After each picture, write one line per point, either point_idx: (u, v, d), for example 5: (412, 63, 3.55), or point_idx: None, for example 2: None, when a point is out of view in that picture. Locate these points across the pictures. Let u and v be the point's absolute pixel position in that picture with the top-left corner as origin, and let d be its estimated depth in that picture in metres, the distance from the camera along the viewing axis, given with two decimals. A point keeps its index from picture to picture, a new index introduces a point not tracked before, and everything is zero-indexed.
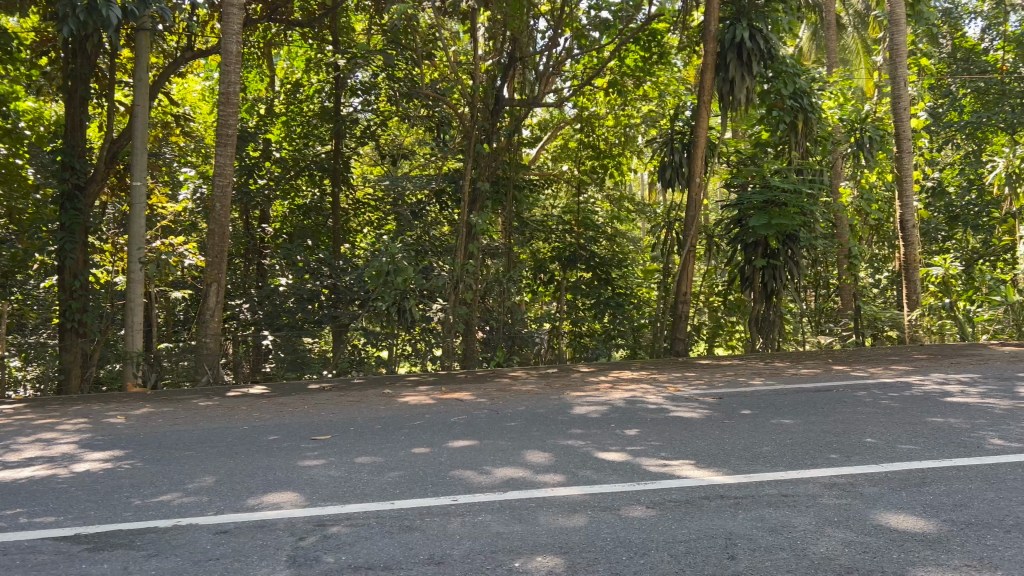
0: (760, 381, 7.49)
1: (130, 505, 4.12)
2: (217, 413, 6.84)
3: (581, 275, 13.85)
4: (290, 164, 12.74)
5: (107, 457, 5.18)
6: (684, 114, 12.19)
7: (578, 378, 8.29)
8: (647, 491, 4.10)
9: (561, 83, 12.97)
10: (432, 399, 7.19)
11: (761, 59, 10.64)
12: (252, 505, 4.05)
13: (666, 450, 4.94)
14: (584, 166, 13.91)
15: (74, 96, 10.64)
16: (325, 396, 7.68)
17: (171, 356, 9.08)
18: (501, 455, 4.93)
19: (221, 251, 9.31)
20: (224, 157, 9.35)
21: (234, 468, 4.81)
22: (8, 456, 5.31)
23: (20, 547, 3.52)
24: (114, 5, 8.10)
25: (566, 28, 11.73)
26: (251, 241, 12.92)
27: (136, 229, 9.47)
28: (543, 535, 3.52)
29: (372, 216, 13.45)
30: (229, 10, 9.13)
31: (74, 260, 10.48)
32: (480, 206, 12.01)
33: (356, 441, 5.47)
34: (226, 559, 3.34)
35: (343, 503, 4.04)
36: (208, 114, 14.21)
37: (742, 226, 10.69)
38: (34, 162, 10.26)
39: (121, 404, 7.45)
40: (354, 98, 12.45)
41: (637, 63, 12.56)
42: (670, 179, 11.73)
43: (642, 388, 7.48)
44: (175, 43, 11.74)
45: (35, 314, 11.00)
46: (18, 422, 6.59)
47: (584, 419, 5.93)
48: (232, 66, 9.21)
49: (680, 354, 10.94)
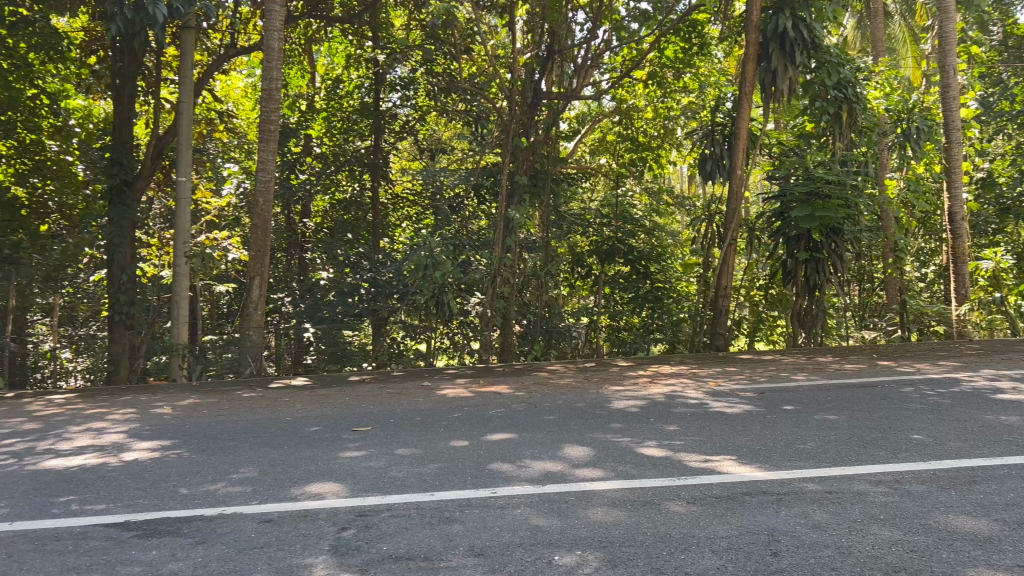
0: (803, 377, 7.39)
1: (178, 493, 4.21)
2: (261, 404, 6.97)
3: (620, 269, 13.65)
4: (331, 159, 12.81)
5: (155, 446, 5.30)
6: (725, 105, 11.97)
7: (616, 373, 8.25)
8: (688, 486, 4.07)
9: (599, 75, 12.83)
10: (471, 393, 7.24)
11: (804, 48, 10.39)
12: (295, 495, 4.12)
13: (706, 445, 4.91)
14: (623, 158, 13.90)
15: (122, 93, 10.98)
16: (365, 388, 7.78)
17: (216, 348, 9.34)
18: (540, 448, 4.94)
19: (264, 245, 9.42)
20: (267, 152, 9.47)
21: (276, 459, 4.89)
22: (61, 444, 5.48)
23: (71, 533, 3.63)
24: (160, 3, 8.21)
25: (605, 20, 11.70)
26: (293, 236, 12.83)
27: (182, 223, 9.62)
28: (582, 528, 3.52)
29: (411, 210, 13.36)
30: (271, 7, 9.19)
31: (122, 255, 10.72)
32: (517, 201, 12.04)
33: (396, 433, 5.52)
34: (270, 547, 3.40)
35: (384, 494, 4.08)
36: (251, 111, 14.49)
37: (783, 218, 10.50)
38: (83, 159, 11.01)
39: (168, 395, 7.63)
40: (393, 93, 12.67)
41: (677, 54, 12.50)
42: (711, 172, 11.63)
43: (682, 382, 7.43)
44: (219, 41, 11.98)
45: (86, 307, 11.03)
46: (70, 412, 6.78)
47: (623, 414, 5.92)
48: (274, 62, 9.30)
49: (722, 349, 10.88)
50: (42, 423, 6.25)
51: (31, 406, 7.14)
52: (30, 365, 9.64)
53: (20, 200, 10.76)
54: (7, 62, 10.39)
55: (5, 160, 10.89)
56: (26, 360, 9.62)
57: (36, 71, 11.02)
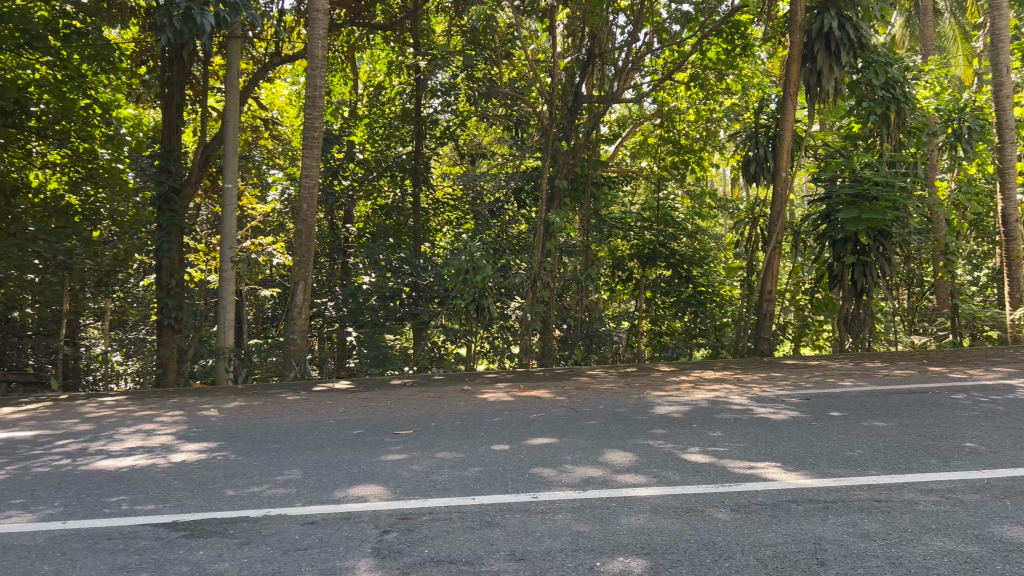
0: (850, 382, 7.25)
1: (224, 495, 4.28)
2: (305, 407, 7.06)
3: (661, 272, 13.53)
4: (373, 165, 13.04)
5: (202, 448, 5.40)
6: (768, 107, 11.83)
7: (658, 378, 8.18)
8: (732, 493, 4.01)
9: (640, 78, 12.75)
10: (512, 397, 7.24)
11: (851, 48, 10.13)
12: (338, 497, 4.15)
13: (751, 452, 4.83)
14: (664, 161, 13.70)
15: (171, 102, 11.28)
16: (407, 392, 7.84)
17: (261, 351, 9.48)
18: (581, 454, 4.92)
19: (307, 250, 9.55)
20: (311, 159, 9.58)
21: (320, 462, 4.95)
22: (112, 445, 5.61)
23: (122, 532, 3.71)
24: (208, 13, 8.38)
25: (646, 23, 11.61)
26: (336, 240, 13.05)
27: (229, 229, 9.83)
28: (624, 535, 3.49)
29: (451, 215, 13.52)
30: (315, 17, 9.34)
31: (170, 260, 11.05)
32: (557, 204, 11.78)
33: (437, 437, 5.55)
34: (313, 549, 3.43)
35: (426, 497, 4.10)
36: (295, 118, 14.75)
37: (830, 222, 10.27)
38: (133, 167, 11.24)
39: (215, 397, 7.78)
40: (435, 99, 12.68)
41: (720, 56, 12.40)
42: (754, 174, 11.44)
43: (726, 388, 7.33)
44: (264, 50, 12.15)
45: (135, 311, 11.32)
46: (120, 414, 6.94)
47: (665, 419, 5.87)
48: (318, 70, 9.44)
49: (765, 354, 10.74)
50: (93, 425, 6.40)
51: (84, 408, 7.34)
52: (83, 368, 9.95)
53: (73, 208, 10.88)
54: (61, 73, 10.69)
55: (59, 169, 11.28)
56: (79, 363, 9.92)
57: (89, 82, 11.29)
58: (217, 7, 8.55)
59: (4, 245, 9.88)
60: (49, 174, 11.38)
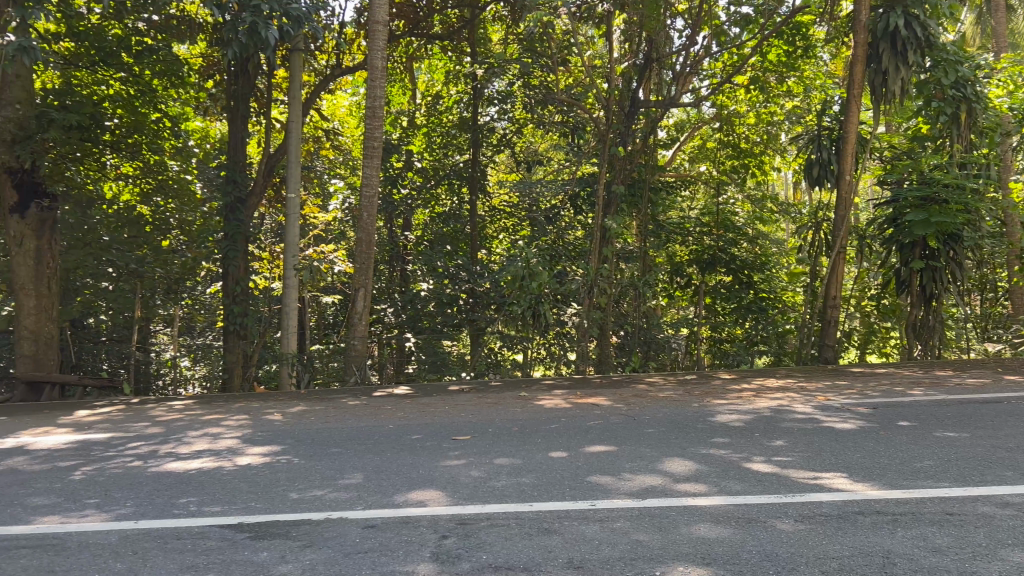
0: (920, 391, 7.01)
1: (288, 498, 4.37)
2: (365, 412, 7.17)
3: (721, 278, 13.34)
4: (431, 174, 13.19)
5: (267, 452, 5.53)
6: (831, 109, 11.56)
7: (719, 386, 8.05)
8: (796, 504, 3.93)
9: (698, 82, 12.61)
10: (569, 404, 7.22)
11: (919, 46, 9.86)
12: (398, 502, 4.20)
13: (815, 462, 4.73)
14: (724, 165, 13.44)
15: (236, 115, 11.62)
16: (465, 397, 7.89)
17: (323, 357, 10.06)
18: (639, 462, 4.87)
19: (368, 258, 9.70)
20: (371, 168, 9.73)
21: (380, 466, 5.01)
22: (181, 447, 5.79)
23: (190, 532, 3.83)
24: (272, 27, 8.56)
25: (704, 26, 11.47)
26: (395, 248, 12.95)
27: (292, 237, 10.04)
28: (684, 545, 3.44)
29: (508, 222, 13.37)
30: (375, 28, 9.49)
31: (236, 268, 11.26)
32: (614, 209, 11.84)
33: (495, 443, 5.57)
34: (373, 553, 3.48)
35: (484, 503, 4.12)
36: (356, 128, 15.02)
37: (897, 226, 9.95)
38: (200, 177, 11.51)
39: (278, 402, 7.95)
40: (491, 107, 12.75)
41: (781, 58, 12.28)
42: (818, 177, 11.15)
43: (789, 396, 7.18)
44: (325, 62, 12.38)
45: (203, 318, 11.98)
46: (188, 417, 7.15)
47: (726, 428, 5.77)
48: (378, 81, 9.57)
49: (830, 362, 10.47)
50: (164, 428, 6.62)
51: (155, 411, 7.59)
52: (153, 373, 11.30)
53: (144, 218, 11.31)
54: (132, 88, 10.89)
55: (131, 181, 11.24)
56: (150, 367, 11.29)
57: (160, 96, 11.22)
58: (281, 21, 8.77)
59: (81, 254, 10.55)
60: (123, 185, 11.43)
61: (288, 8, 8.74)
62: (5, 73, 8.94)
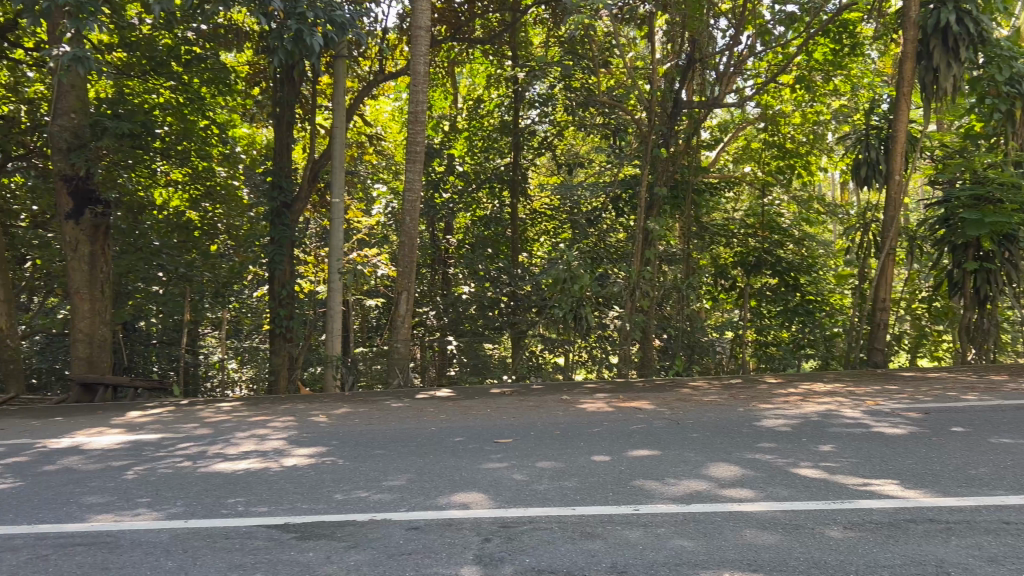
0: (974, 396, 6.81)
1: (332, 498, 4.43)
2: (408, 414, 7.23)
3: (767, 281, 13.22)
4: (472, 177, 13.16)
5: (312, 453, 5.59)
6: (879, 108, 11.34)
7: (765, 390, 7.92)
8: (844, 510, 3.85)
9: (742, 82, 12.47)
10: (612, 407, 7.18)
11: (972, 43, 9.62)
12: (441, 504, 4.22)
13: (865, 468, 4.62)
14: (769, 166, 13.21)
15: (281, 121, 11.68)
16: (507, 400, 7.90)
17: (366, 359, 9.73)
18: (683, 466, 4.83)
19: (410, 261, 9.77)
20: (414, 173, 9.76)
21: (423, 468, 5.04)
22: (228, 448, 5.89)
23: (238, 532, 3.89)
24: (317, 34, 8.65)
25: (748, 25, 11.34)
26: (436, 252, 13.19)
27: (336, 241, 10.17)
28: (730, 551, 3.40)
29: (549, 225, 13.43)
30: (417, 33, 9.56)
31: (282, 272, 11.27)
32: (657, 212, 11.69)
33: (537, 446, 5.57)
34: (417, 554, 3.50)
35: (527, 506, 4.12)
36: (398, 133, 15.16)
37: (949, 226, 9.71)
38: (248, 183, 11.81)
39: (323, 404, 8.04)
40: (533, 110, 12.77)
41: (827, 57, 12.06)
42: (866, 177, 10.91)
43: (837, 401, 7.04)
44: (368, 68, 12.53)
45: (249, 321, 12.06)
46: (236, 418, 7.29)
47: (772, 433, 5.68)
48: (420, 85, 9.65)
49: (879, 366, 10.31)
50: (212, 429, 6.75)
51: (203, 413, 7.73)
52: (201, 375, 10.69)
53: (193, 223, 11.64)
54: (182, 96, 11.11)
55: (180, 187, 11.60)
56: (197, 370, 10.78)
57: (208, 104, 11.53)
58: (325, 28, 8.91)
59: (133, 258, 10.85)
60: (173, 193, 11.67)
61: (333, 15, 8.85)
62: (60, 83, 9.17)
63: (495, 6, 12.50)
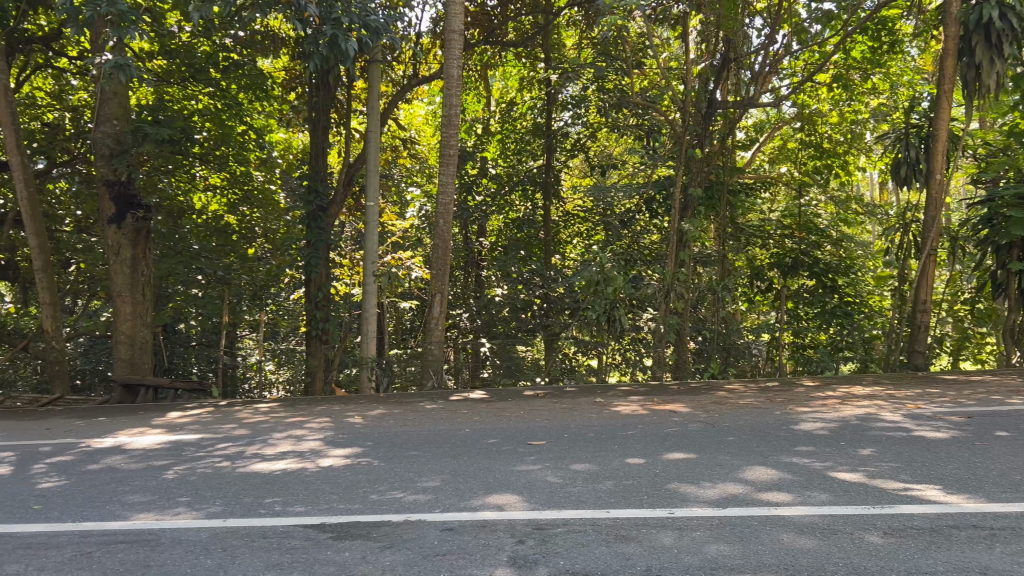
0: (1020, 400, 6.65)
1: (368, 499, 4.47)
2: (442, 415, 7.27)
3: (805, 282, 13.01)
4: (505, 180, 13.25)
5: (348, 454, 5.65)
6: (920, 106, 11.13)
7: (802, 393, 7.82)
8: (885, 516, 3.78)
9: (778, 80, 12.34)
10: (646, 410, 7.14)
11: (1016, 38, 9.40)
12: (476, 505, 4.24)
13: (906, 472, 4.54)
14: (806, 166, 12.99)
15: (318, 126, 11.83)
16: (540, 402, 7.90)
17: (401, 360, 9.83)
18: (719, 470, 4.78)
19: (444, 263, 9.79)
20: (447, 176, 9.78)
21: (458, 469, 5.06)
22: (266, 449, 5.98)
23: (275, 531, 3.94)
24: (352, 39, 8.68)
25: (785, 24, 11.22)
26: (469, 254, 13.26)
27: (371, 245, 10.23)
28: (767, 555, 3.36)
29: (582, 227, 13.47)
30: (451, 37, 9.61)
31: (318, 275, 11.37)
32: (691, 213, 11.64)
33: (571, 448, 5.56)
34: (451, 555, 3.52)
35: (561, 508, 4.12)
36: (432, 137, 15.24)
37: (993, 226, 9.50)
38: (285, 188, 11.65)
39: (358, 405, 8.12)
40: (565, 112, 12.66)
41: (865, 54, 12.02)
42: (906, 177, 10.65)
43: (877, 404, 6.92)
44: (403, 72, 12.62)
45: (286, 323, 12.32)
46: (274, 419, 7.39)
47: (810, 436, 5.61)
48: (454, 89, 9.71)
49: (920, 369, 10.04)
50: (250, 430, 6.85)
51: (241, 414, 7.84)
52: (240, 377, 11.62)
53: (231, 227, 11.88)
54: (221, 102, 11.35)
55: (218, 191, 11.89)
56: (236, 371, 11.69)
57: (246, 109, 11.77)
58: (360, 33, 8.99)
59: (174, 262, 10.89)
60: (211, 197, 12.09)
61: (367, 20, 8.95)
62: (103, 90, 9.38)
63: (528, 9, 12.52)
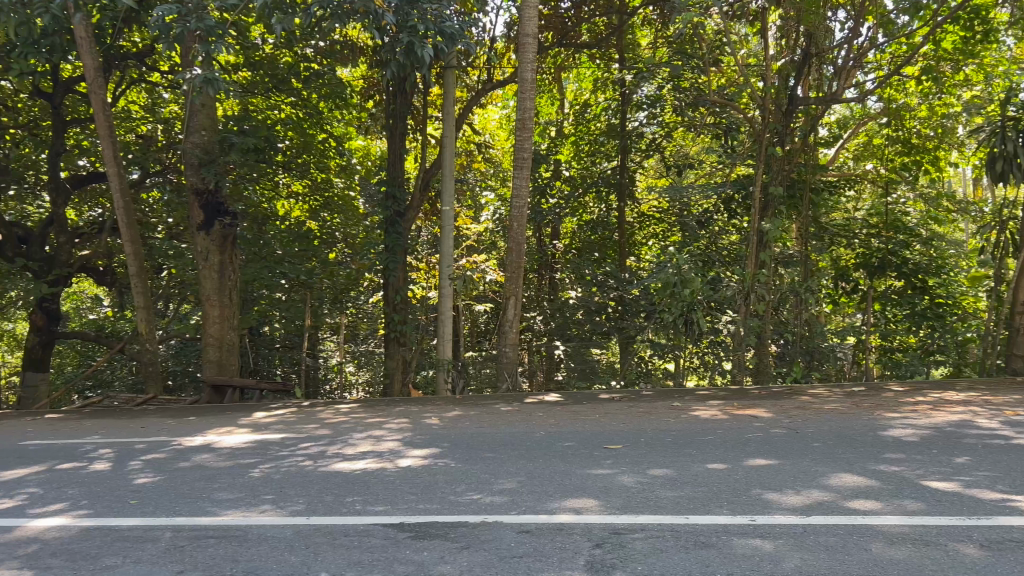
0: None
1: (446, 499, 4.52)
2: (518, 418, 7.29)
3: (892, 283, 12.50)
4: (579, 182, 13.21)
5: (426, 455, 5.72)
6: (1018, 96, 10.48)
7: (890, 398, 7.53)
8: (982, 527, 3.61)
9: (863, 74, 11.91)
10: (725, 415, 7.00)
11: None
12: (552, 508, 4.23)
13: (1004, 482, 4.31)
14: (893, 162, 12.44)
15: (395, 131, 11.95)
16: (616, 406, 7.84)
17: (477, 364, 9.94)
18: (802, 476, 4.65)
19: (517, 267, 9.81)
20: (522, 179, 9.80)
21: (534, 471, 5.07)
22: (347, 448, 6.12)
23: (356, 530, 4.02)
24: (427, 45, 8.80)
25: (870, 16, 10.79)
26: (544, 257, 13.37)
27: (446, 248, 10.34)
28: (853, 565, 3.26)
29: (657, 228, 13.36)
30: (525, 40, 9.61)
31: (395, 279, 11.74)
32: (772, 213, 11.27)
33: (648, 452, 5.50)
34: (528, 558, 3.53)
35: (638, 513, 4.08)
36: (505, 141, 15.36)
37: None
38: (364, 195, 12.26)
39: (436, 406, 8.22)
40: (640, 112, 12.40)
41: (956, 44, 11.33)
42: (1002, 173, 10.18)
43: (972, 410, 6.59)
44: (477, 77, 12.75)
45: (366, 325, 12.21)
46: (354, 419, 7.56)
47: (899, 443, 5.40)
48: (527, 92, 9.70)
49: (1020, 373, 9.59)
50: (332, 430, 7.02)
51: (323, 414, 8.04)
52: (321, 377, 11.00)
53: (313, 233, 12.17)
54: (302, 111, 11.79)
55: (301, 199, 12.61)
56: (318, 372, 11.11)
57: (326, 117, 12.28)
58: (435, 39, 9.11)
59: (259, 267, 11.24)
60: (293, 204, 12.75)
61: (443, 26, 9.06)
62: (192, 103, 9.77)
63: (602, 10, 12.41)
